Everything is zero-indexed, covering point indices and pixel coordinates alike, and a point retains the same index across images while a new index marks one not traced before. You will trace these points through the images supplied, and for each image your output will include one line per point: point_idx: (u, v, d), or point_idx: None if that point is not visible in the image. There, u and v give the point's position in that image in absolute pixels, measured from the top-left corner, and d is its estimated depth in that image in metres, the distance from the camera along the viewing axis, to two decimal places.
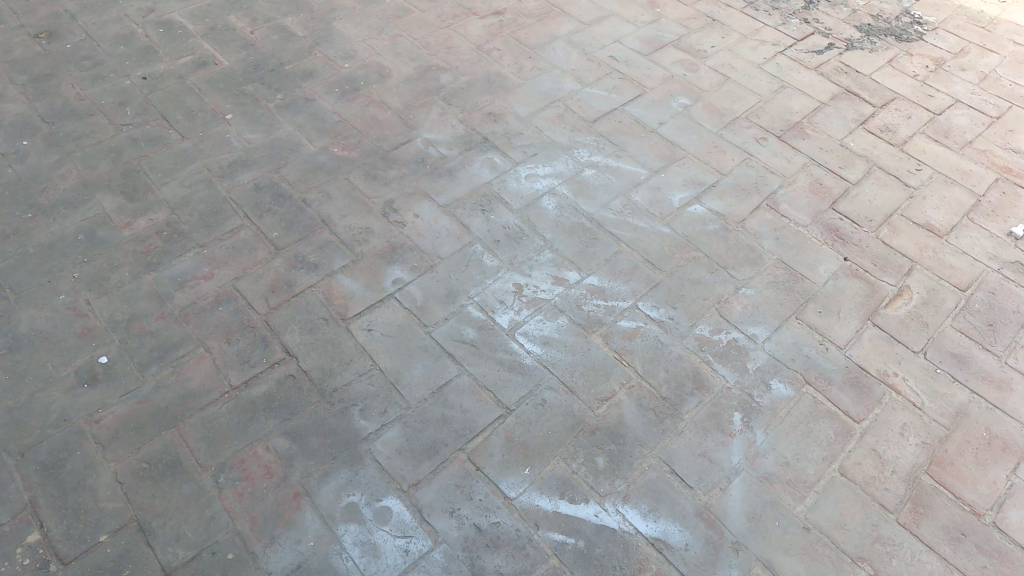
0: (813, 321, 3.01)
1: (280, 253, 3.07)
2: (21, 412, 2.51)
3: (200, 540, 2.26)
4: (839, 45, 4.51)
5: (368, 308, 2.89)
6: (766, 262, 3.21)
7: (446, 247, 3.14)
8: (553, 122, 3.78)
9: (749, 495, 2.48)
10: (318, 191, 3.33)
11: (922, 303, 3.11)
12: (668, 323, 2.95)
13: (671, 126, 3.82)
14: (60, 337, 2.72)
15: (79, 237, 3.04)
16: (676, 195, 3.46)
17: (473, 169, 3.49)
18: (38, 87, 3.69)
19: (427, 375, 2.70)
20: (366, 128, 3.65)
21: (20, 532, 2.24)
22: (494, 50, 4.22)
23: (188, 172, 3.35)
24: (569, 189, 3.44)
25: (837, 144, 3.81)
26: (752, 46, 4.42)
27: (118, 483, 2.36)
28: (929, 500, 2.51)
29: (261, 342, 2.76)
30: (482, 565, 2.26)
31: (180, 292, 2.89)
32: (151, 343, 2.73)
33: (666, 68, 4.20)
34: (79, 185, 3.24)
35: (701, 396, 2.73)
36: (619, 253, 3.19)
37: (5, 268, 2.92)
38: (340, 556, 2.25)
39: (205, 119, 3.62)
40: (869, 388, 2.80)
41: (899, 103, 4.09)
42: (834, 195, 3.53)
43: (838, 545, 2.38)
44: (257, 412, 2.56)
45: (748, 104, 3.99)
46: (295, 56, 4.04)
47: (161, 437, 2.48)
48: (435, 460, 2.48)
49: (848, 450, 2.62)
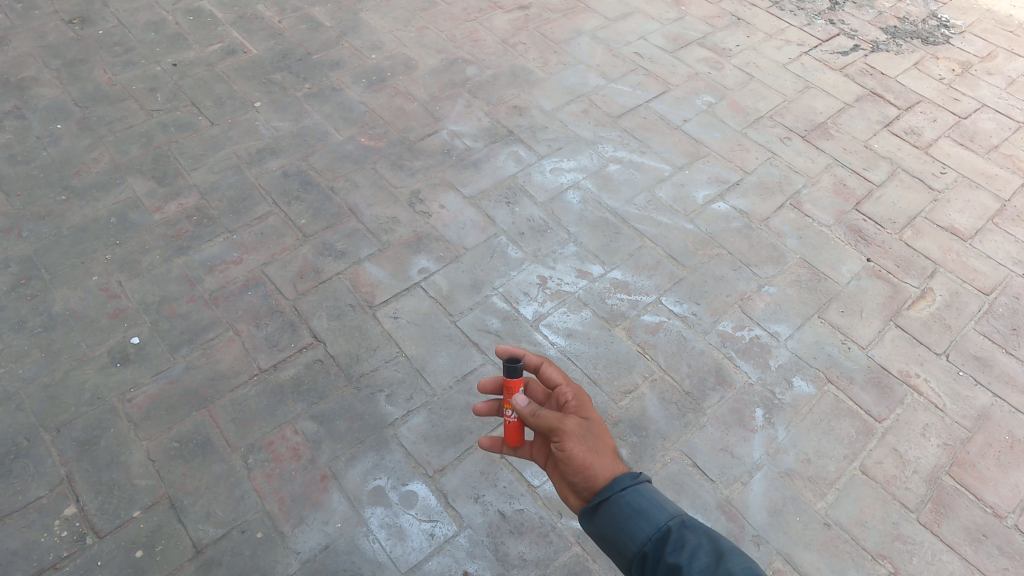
0: (835, 320, 3.03)
1: (307, 239, 3.11)
2: (56, 389, 2.56)
3: (230, 518, 2.30)
4: (865, 46, 4.51)
5: (394, 297, 2.93)
6: (789, 261, 3.23)
7: (471, 238, 3.17)
8: (578, 116, 3.81)
9: (769, 490, 2.51)
10: (345, 179, 3.36)
11: (945, 305, 3.12)
12: (691, 318, 2.98)
13: (695, 124, 3.84)
14: (94, 317, 2.77)
15: (111, 220, 3.09)
16: (700, 192, 3.48)
17: (498, 162, 3.52)
18: (71, 71, 3.73)
19: (453, 363, 2.74)
20: (393, 118, 3.68)
21: (57, 505, 2.29)
22: (519, 44, 4.24)
23: (218, 158, 3.39)
24: (593, 184, 3.47)
25: (861, 146, 3.82)
26: (776, 46, 4.43)
27: (151, 461, 2.41)
28: (949, 501, 2.53)
29: (289, 327, 2.80)
30: (506, 550, 2.29)
31: (209, 276, 2.94)
32: (182, 325, 2.78)
33: (690, 66, 4.21)
34: (111, 169, 3.29)
35: (723, 391, 2.75)
36: (643, 248, 3.22)
37: (40, 248, 2.97)
38: (367, 538, 2.29)
39: (234, 105, 3.66)
40: (890, 388, 2.82)
41: (924, 106, 4.10)
42: (857, 196, 3.54)
43: (858, 542, 2.41)
44: (286, 395, 2.61)
45: (772, 103, 4.01)
46: (323, 45, 4.08)
47: (192, 417, 2.53)
48: (460, 447, 2.52)
49: (869, 448, 2.64)
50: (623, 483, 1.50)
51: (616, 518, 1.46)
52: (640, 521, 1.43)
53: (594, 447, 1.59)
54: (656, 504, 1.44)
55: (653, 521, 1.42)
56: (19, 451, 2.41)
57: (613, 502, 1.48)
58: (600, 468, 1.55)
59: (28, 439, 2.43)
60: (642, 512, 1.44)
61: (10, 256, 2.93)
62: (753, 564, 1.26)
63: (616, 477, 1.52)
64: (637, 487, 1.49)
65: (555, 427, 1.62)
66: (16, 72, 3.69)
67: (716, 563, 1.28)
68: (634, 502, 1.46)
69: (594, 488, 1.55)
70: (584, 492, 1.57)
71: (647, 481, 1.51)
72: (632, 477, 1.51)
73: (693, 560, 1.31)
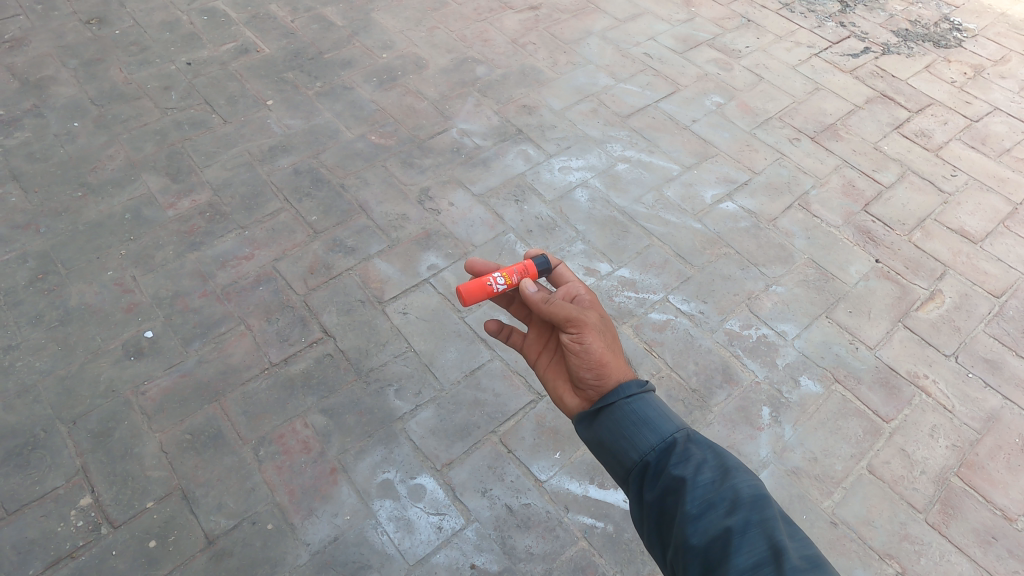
0: (842, 320, 3.03)
1: (318, 235, 3.14)
2: (71, 381, 2.60)
3: (241, 510, 2.33)
4: (875, 48, 4.51)
5: (404, 292, 2.96)
6: (797, 261, 3.23)
7: (480, 235, 3.20)
8: (587, 116, 3.83)
9: (776, 488, 2.52)
10: (356, 177, 3.40)
11: (954, 307, 3.12)
12: (698, 317, 2.99)
13: (704, 124, 3.85)
14: (109, 311, 2.81)
15: (126, 216, 3.14)
16: (708, 192, 3.49)
17: (507, 160, 3.54)
18: (88, 70, 3.79)
19: (461, 359, 2.77)
20: (403, 117, 3.71)
21: (73, 495, 2.33)
22: (529, 44, 4.27)
23: (231, 156, 3.43)
24: (601, 182, 3.49)
25: (871, 147, 3.82)
26: (786, 47, 4.44)
27: (164, 452, 2.45)
28: (958, 502, 2.53)
29: (300, 322, 2.84)
30: (513, 544, 2.31)
31: (222, 271, 2.97)
32: (194, 319, 2.81)
33: (700, 66, 4.22)
34: (126, 165, 3.34)
35: (730, 389, 2.77)
36: (651, 246, 3.23)
37: (56, 243, 3.01)
38: (375, 530, 2.32)
39: (246, 104, 3.70)
40: (898, 388, 2.82)
41: (935, 108, 4.10)
42: (866, 198, 3.54)
43: (865, 541, 2.41)
44: (296, 389, 2.64)
45: (781, 104, 4.01)
46: (334, 45, 4.11)
47: (204, 410, 2.56)
48: (468, 441, 2.54)
49: (877, 448, 2.65)
50: (629, 391, 1.48)
51: (620, 426, 1.43)
52: (645, 430, 1.39)
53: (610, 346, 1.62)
54: (662, 416, 1.40)
55: (658, 432, 1.38)
56: (36, 442, 2.45)
57: (620, 408, 1.46)
58: (615, 369, 1.56)
59: (45, 431, 2.47)
60: (647, 422, 1.40)
61: (28, 251, 2.97)
62: (759, 484, 1.22)
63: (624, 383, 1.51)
64: (643, 397, 1.47)
65: (574, 318, 1.63)
66: (34, 71, 3.74)
67: (721, 479, 1.23)
68: (642, 411, 1.43)
69: (604, 388, 1.56)
70: (593, 388, 1.58)
71: (654, 392, 1.48)
72: (641, 384, 1.49)
73: (697, 475, 1.26)
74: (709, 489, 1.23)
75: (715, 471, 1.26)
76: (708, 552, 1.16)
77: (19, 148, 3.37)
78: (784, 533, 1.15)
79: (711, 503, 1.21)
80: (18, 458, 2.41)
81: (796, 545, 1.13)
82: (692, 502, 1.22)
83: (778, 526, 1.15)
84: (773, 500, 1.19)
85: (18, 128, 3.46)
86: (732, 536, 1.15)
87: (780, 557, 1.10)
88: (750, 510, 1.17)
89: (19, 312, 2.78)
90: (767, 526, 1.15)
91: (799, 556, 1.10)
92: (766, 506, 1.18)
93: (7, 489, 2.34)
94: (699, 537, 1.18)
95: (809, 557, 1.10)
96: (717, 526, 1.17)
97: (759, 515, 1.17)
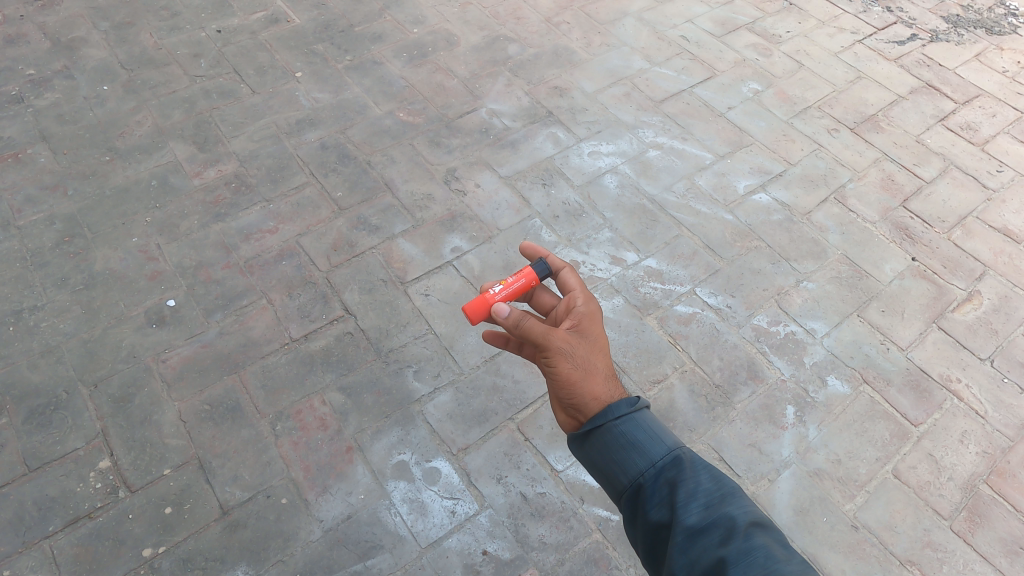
0: (874, 320, 2.94)
1: (342, 212, 3.11)
2: (94, 345, 2.62)
3: (256, 483, 2.34)
4: (924, 36, 4.33)
5: (426, 274, 2.93)
6: (830, 257, 3.14)
7: (505, 219, 3.15)
8: (619, 99, 3.74)
9: (797, 489, 2.46)
10: (382, 154, 3.36)
11: (992, 310, 3.01)
12: (725, 311, 2.92)
13: (740, 112, 3.73)
14: (133, 278, 2.82)
15: (152, 183, 3.14)
16: (741, 182, 3.40)
17: (536, 143, 3.48)
18: (119, 34, 3.77)
19: (481, 344, 2.74)
20: (432, 95, 3.65)
21: (93, 458, 2.36)
22: (563, 23, 4.17)
23: (258, 127, 3.41)
24: (631, 169, 3.41)
25: (913, 140, 3.68)
26: (829, 33, 4.28)
27: (182, 421, 2.46)
28: (986, 510, 2.46)
29: (321, 299, 2.82)
30: (526, 533, 2.30)
31: (245, 244, 2.97)
32: (216, 291, 2.81)
33: (738, 51, 4.09)
34: (154, 132, 3.34)
35: (754, 387, 2.70)
36: (679, 236, 3.15)
37: (83, 207, 3.02)
38: (389, 511, 2.31)
39: (275, 75, 3.66)
40: (929, 392, 2.74)
41: (983, 100, 3.93)
42: (905, 193, 3.42)
43: (886, 547, 2.35)
44: (315, 365, 2.63)
45: (821, 93, 3.88)
46: (365, 18, 4.06)
47: (223, 382, 2.57)
48: (485, 427, 2.52)
49: (903, 452, 2.58)
50: (620, 412, 1.38)
51: (608, 449, 1.35)
52: (635, 454, 1.32)
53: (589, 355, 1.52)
54: (653, 437, 1.33)
55: (648, 456, 1.31)
56: (59, 403, 2.47)
57: (608, 430, 1.36)
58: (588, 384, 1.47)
59: (67, 393, 2.50)
60: (637, 445, 1.33)
61: (55, 213, 2.99)
62: (754, 511, 1.20)
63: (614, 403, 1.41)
64: (633, 415, 1.37)
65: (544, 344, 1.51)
66: (66, 33, 3.74)
67: (717, 505, 1.21)
68: (631, 432, 1.35)
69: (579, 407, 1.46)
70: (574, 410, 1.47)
71: (647, 410, 1.39)
72: (632, 404, 1.39)
73: (691, 500, 1.22)
74: (703, 513, 1.20)
75: (708, 495, 1.22)
76: None
77: (50, 110, 3.38)
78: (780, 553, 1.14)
79: (707, 527, 1.18)
80: (41, 417, 2.44)
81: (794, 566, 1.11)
82: (683, 531, 1.19)
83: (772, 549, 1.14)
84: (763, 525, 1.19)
85: (49, 89, 3.47)
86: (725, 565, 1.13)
87: None
88: (739, 538, 1.15)
89: (45, 274, 2.80)
90: (761, 553, 1.13)
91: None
92: (758, 531, 1.17)
93: (30, 447, 2.37)
94: (688, 566, 1.16)
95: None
96: (711, 554, 1.15)
97: (737, 544, 1.14)
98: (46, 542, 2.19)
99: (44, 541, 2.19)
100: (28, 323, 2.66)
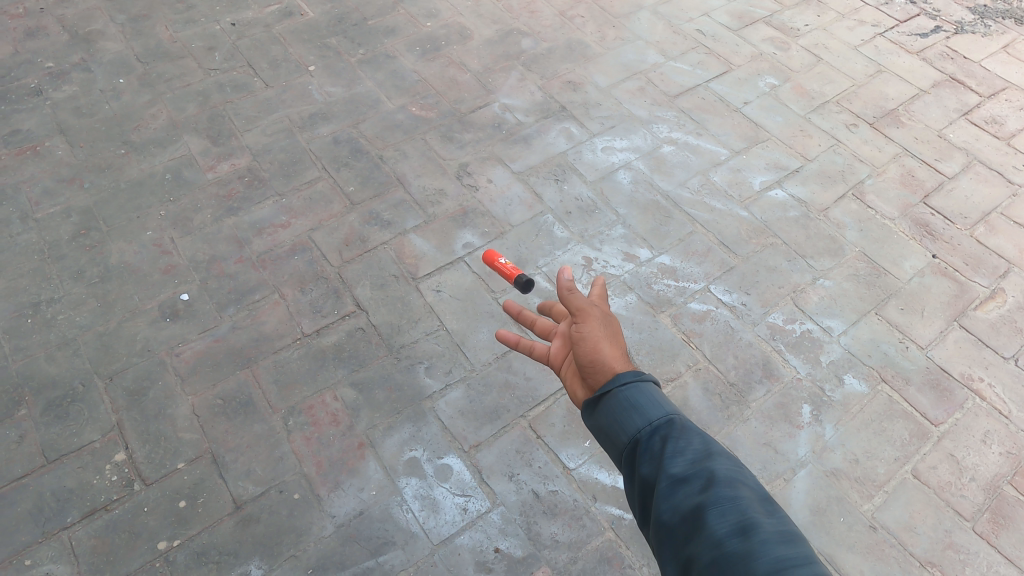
0: (892, 318, 2.90)
1: (355, 207, 3.10)
2: (109, 337, 2.63)
3: (269, 478, 2.34)
4: (947, 28, 4.25)
5: (438, 270, 2.91)
6: (848, 254, 3.09)
7: (518, 214, 3.13)
8: (634, 94, 3.70)
9: (813, 489, 2.43)
10: (395, 148, 3.34)
11: (1016, 308, 2.96)
12: (740, 308, 2.88)
13: (756, 106, 3.69)
14: (147, 271, 2.83)
15: (166, 176, 3.14)
16: (758, 178, 3.35)
17: (549, 137, 3.45)
18: (134, 27, 3.78)
19: (493, 340, 2.72)
20: (445, 89, 3.63)
21: (108, 451, 2.37)
22: (578, 16, 4.13)
23: (271, 121, 3.41)
24: (646, 164, 3.37)
25: (934, 135, 3.62)
26: (848, 26, 4.21)
27: (195, 415, 2.47)
28: (1010, 512, 2.41)
29: (333, 294, 2.82)
30: (538, 530, 2.28)
31: (259, 238, 2.97)
32: (229, 285, 2.81)
33: (755, 44, 4.04)
34: (169, 126, 3.34)
35: (770, 385, 2.67)
36: (694, 233, 3.12)
37: (98, 200, 3.03)
38: (401, 507, 2.31)
39: (288, 69, 3.66)
40: (950, 391, 2.69)
41: (1009, 94, 3.86)
42: (926, 189, 3.36)
43: (906, 548, 2.32)
44: (327, 360, 2.63)
45: (840, 87, 3.82)
46: (379, 12, 4.04)
47: (236, 376, 2.57)
48: (497, 424, 2.51)
49: (923, 452, 2.54)
50: (624, 379, 1.35)
51: (613, 411, 1.31)
52: (635, 414, 1.29)
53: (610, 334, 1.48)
54: (655, 401, 1.29)
55: (647, 416, 1.28)
56: (75, 396, 2.49)
57: (614, 395, 1.33)
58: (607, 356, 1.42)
59: (83, 385, 2.51)
60: (637, 407, 1.29)
61: (71, 206, 3.00)
62: (739, 470, 1.15)
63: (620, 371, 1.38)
64: (639, 384, 1.34)
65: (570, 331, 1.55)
66: (82, 26, 3.75)
67: (701, 458, 1.16)
68: (633, 397, 1.31)
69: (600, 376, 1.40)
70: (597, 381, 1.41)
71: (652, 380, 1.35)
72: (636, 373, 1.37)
73: (676, 456, 1.18)
74: (687, 466, 1.16)
75: (695, 452, 1.18)
76: (677, 529, 1.10)
77: (66, 103, 3.39)
78: (760, 510, 1.08)
79: (687, 478, 1.14)
80: (57, 409, 2.45)
81: (773, 522, 1.05)
82: (665, 480, 1.16)
83: (753, 505, 1.08)
84: (751, 483, 1.13)
85: (65, 81, 3.48)
86: (702, 513, 1.08)
87: (750, 533, 1.03)
88: (724, 487, 1.10)
89: (62, 267, 2.82)
90: (740, 504, 1.08)
91: (773, 531, 1.03)
92: (742, 486, 1.12)
93: (46, 439, 2.38)
94: (671, 513, 1.12)
95: (785, 534, 1.03)
96: (689, 502, 1.11)
97: (726, 495, 1.09)
98: (63, 534, 2.20)
99: (61, 533, 2.20)
100: (44, 316, 2.68)
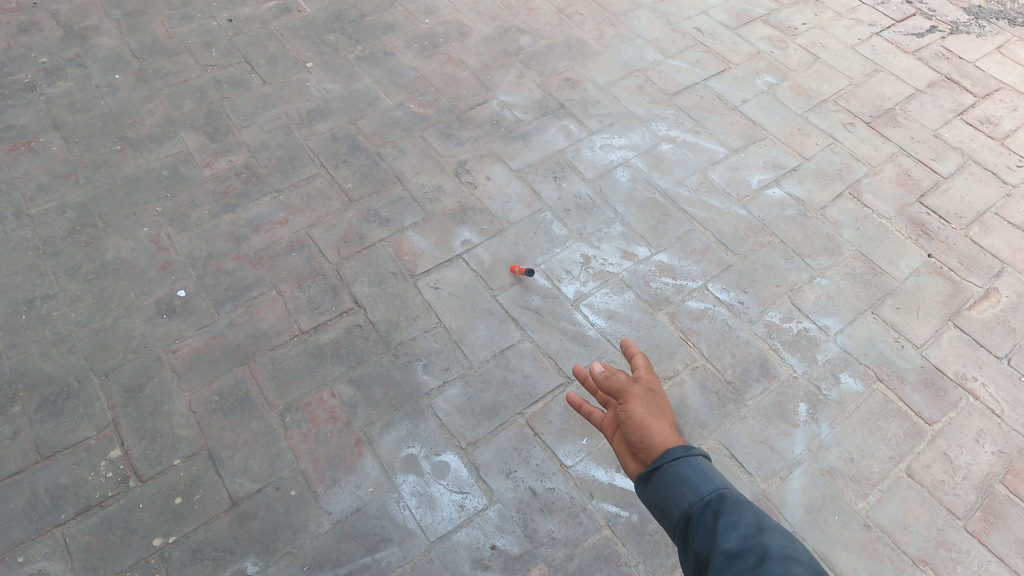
0: (888, 317, 2.90)
1: (353, 204, 3.10)
2: (105, 334, 2.63)
3: (266, 475, 2.34)
4: (943, 28, 4.26)
5: (436, 267, 2.91)
6: (845, 253, 3.10)
7: (516, 212, 3.12)
8: (632, 92, 3.70)
9: (809, 487, 2.44)
10: (393, 145, 3.34)
11: (1010, 307, 2.97)
12: (738, 307, 2.89)
13: (754, 105, 3.69)
14: (143, 268, 2.82)
15: (163, 173, 3.13)
16: (755, 177, 3.36)
17: (547, 135, 3.45)
18: (130, 22, 3.77)
19: (491, 337, 2.72)
20: (443, 86, 3.63)
21: (104, 447, 2.37)
22: (576, 14, 4.12)
23: (269, 118, 3.40)
24: (644, 162, 3.38)
25: (930, 135, 3.63)
26: (846, 26, 4.22)
27: (192, 412, 2.47)
28: (1002, 511, 2.43)
29: (331, 291, 2.81)
30: (535, 528, 2.29)
31: (256, 235, 2.96)
32: (227, 282, 2.81)
33: (753, 43, 4.04)
34: (165, 122, 3.33)
35: (766, 383, 2.68)
36: (692, 231, 3.12)
37: (94, 196, 3.03)
38: (398, 504, 2.31)
39: (286, 65, 3.65)
40: (944, 390, 2.70)
41: (1004, 94, 3.87)
42: (922, 188, 3.37)
43: (899, 546, 2.33)
44: (325, 357, 2.63)
45: (837, 86, 3.82)
46: (377, 8, 4.03)
47: (233, 373, 2.57)
48: (494, 421, 2.51)
49: (918, 451, 2.55)
50: (674, 453, 1.35)
51: (664, 486, 1.32)
52: (687, 489, 1.29)
53: (655, 411, 1.51)
54: (704, 475, 1.29)
55: (698, 490, 1.27)
56: (70, 392, 2.48)
57: (665, 469, 1.33)
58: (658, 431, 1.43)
59: (78, 382, 2.51)
60: (688, 482, 1.29)
61: (67, 202, 2.99)
62: (795, 546, 1.10)
63: (670, 446, 1.39)
64: (689, 459, 1.34)
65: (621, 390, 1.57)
66: (78, 21, 3.74)
67: (753, 533, 1.13)
68: (684, 471, 1.31)
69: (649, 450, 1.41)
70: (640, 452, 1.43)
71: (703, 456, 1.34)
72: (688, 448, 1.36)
73: (729, 531, 1.16)
74: (740, 540, 1.14)
75: (747, 527, 1.16)
76: None
77: (62, 98, 3.37)
78: None
79: (740, 552, 1.11)
80: (52, 406, 2.45)
81: None
82: (719, 555, 1.14)
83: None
84: (808, 559, 1.07)
85: (60, 76, 3.46)
86: None
87: None
88: (775, 561, 1.06)
89: (57, 263, 2.81)
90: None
91: None
92: (795, 561, 1.06)
93: (41, 436, 2.38)
94: None
95: None
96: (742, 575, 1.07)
97: (778, 565, 1.05)
98: (57, 530, 2.20)
99: (55, 530, 2.20)
100: (39, 312, 2.67)
